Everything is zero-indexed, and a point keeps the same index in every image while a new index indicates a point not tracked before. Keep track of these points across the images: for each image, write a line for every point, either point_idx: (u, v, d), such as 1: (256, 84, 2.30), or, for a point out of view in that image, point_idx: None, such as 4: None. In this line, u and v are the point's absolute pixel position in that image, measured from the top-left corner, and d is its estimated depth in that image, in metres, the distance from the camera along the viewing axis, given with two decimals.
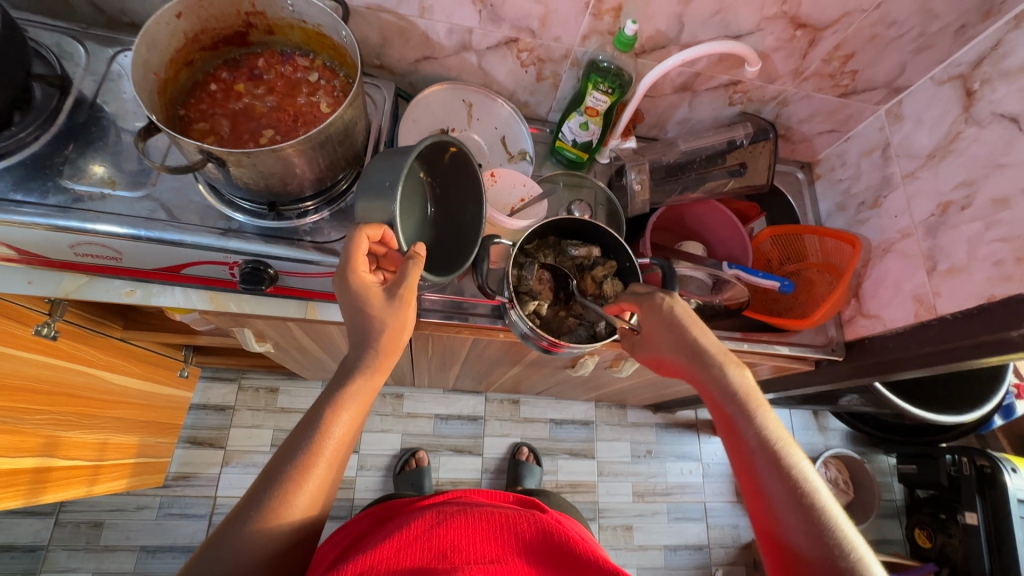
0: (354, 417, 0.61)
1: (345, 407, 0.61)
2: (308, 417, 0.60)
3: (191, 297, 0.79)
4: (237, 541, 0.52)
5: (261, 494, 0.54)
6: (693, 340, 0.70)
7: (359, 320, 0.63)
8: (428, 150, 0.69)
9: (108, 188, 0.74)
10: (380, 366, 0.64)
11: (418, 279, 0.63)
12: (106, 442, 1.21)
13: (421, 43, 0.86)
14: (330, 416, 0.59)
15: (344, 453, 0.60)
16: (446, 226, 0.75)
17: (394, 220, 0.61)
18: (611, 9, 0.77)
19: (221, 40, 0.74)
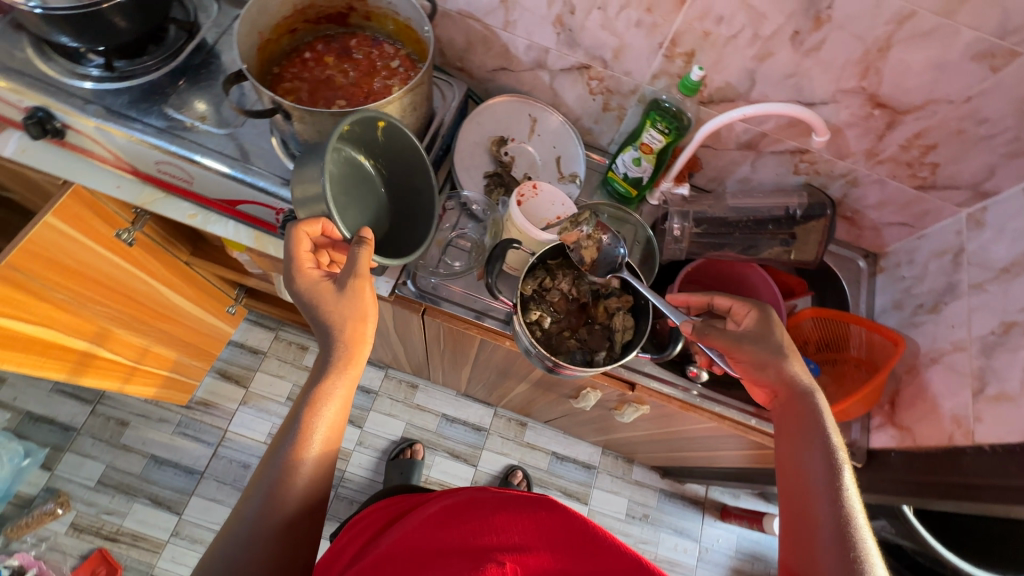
0: (332, 413, 0.67)
1: (320, 409, 0.66)
2: (288, 421, 0.65)
3: (240, 232, 0.88)
4: (237, 544, 0.59)
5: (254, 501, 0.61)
6: (787, 366, 0.72)
7: (322, 316, 0.68)
8: (361, 129, 0.73)
9: (196, 121, 0.84)
10: (351, 358, 0.69)
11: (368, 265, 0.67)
12: (148, 349, 1.34)
13: (500, 54, 0.92)
14: (306, 420, 0.65)
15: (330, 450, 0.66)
16: (404, 203, 0.81)
17: (329, 213, 0.65)
18: (683, 53, 0.79)
19: (324, 17, 0.83)
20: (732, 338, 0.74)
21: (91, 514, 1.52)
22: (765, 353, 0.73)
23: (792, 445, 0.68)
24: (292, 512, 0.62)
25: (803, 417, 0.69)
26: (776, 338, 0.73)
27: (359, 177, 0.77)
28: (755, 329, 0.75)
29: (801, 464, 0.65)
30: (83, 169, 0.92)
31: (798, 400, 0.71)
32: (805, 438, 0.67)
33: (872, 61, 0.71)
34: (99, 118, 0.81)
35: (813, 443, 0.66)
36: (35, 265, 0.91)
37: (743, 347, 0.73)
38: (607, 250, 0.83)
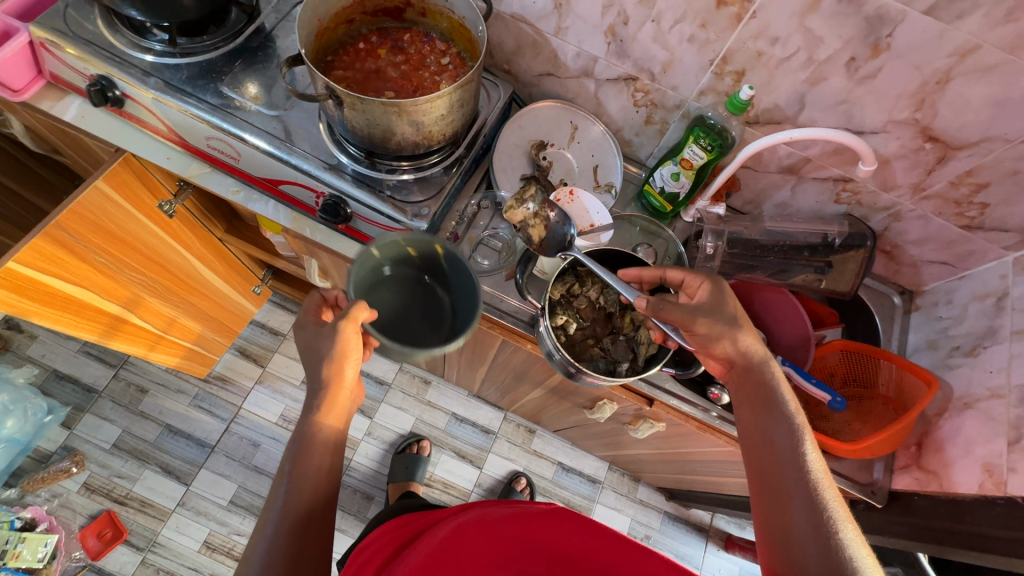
0: (321, 454, 0.69)
1: (309, 456, 0.68)
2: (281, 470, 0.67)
3: (279, 212, 0.89)
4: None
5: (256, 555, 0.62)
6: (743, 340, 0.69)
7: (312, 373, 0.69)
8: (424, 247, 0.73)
9: (248, 101, 0.86)
10: (331, 403, 0.70)
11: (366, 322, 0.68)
12: (174, 320, 1.37)
13: (548, 59, 0.92)
14: (296, 469, 0.67)
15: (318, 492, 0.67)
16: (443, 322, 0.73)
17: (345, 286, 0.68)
18: (733, 71, 0.79)
19: (381, 10, 0.85)
20: (688, 310, 0.68)
21: (104, 475, 1.56)
22: (721, 325, 0.68)
23: (753, 419, 0.67)
24: (296, 559, 0.62)
25: (762, 389, 0.68)
26: (733, 308, 0.69)
27: (409, 284, 0.75)
28: (708, 300, 0.69)
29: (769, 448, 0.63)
30: (137, 138, 0.95)
31: (755, 370, 0.69)
32: (765, 409, 0.66)
33: (929, 94, 0.70)
34: (157, 91, 0.84)
35: (772, 413, 0.66)
36: (81, 227, 0.94)
37: (698, 326, 0.68)
38: (556, 227, 0.82)
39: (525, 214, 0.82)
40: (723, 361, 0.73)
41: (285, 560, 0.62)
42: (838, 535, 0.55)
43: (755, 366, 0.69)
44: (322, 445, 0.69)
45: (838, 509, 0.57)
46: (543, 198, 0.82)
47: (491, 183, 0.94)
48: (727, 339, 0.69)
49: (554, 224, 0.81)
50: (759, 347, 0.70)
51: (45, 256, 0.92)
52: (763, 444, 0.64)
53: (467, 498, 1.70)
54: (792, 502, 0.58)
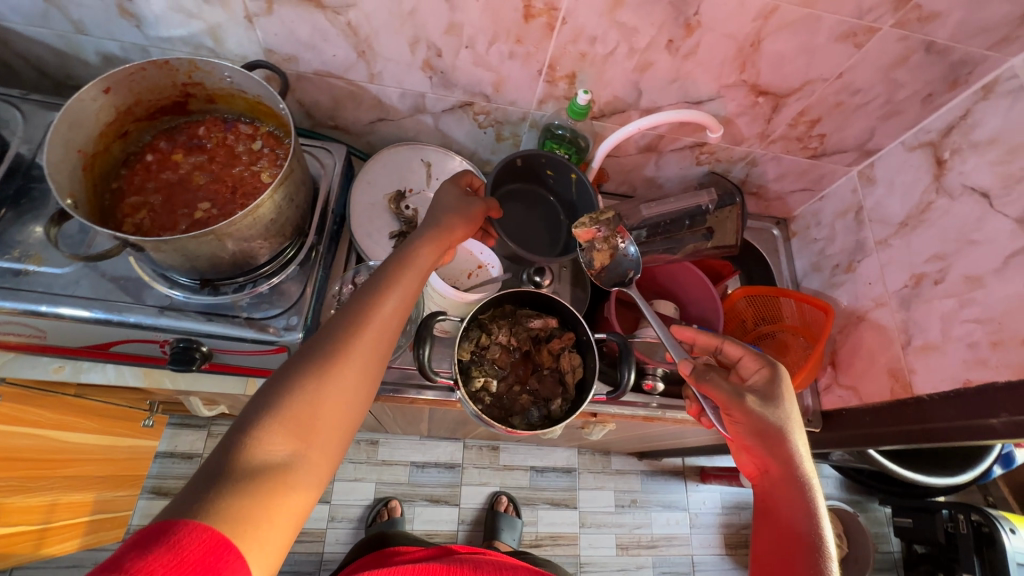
0: (409, 290, 0.59)
1: (395, 283, 0.58)
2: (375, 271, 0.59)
3: (123, 373, 0.75)
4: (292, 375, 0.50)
5: (296, 377, 0.49)
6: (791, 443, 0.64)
7: (431, 213, 0.67)
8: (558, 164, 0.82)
9: (32, 265, 0.70)
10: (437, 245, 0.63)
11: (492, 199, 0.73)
12: (55, 503, 1.16)
13: (374, 106, 0.84)
14: (381, 289, 0.57)
15: (391, 332, 0.56)
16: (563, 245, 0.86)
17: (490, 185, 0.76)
18: (564, 76, 0.75)
19: (158, 110, 0.72)
20: (731, 391, 0.68)
21: None
22: (765, 423, 0.65)
23: (778, 530, 0.60)
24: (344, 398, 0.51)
25: (795, 505, 0.60)
26: (778, 409, 0.66)
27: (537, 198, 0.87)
28: (761, 386, 0.70)
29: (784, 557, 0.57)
30: None
31: (794, 483, 0.62)
32: (794, 525, 0.59)
33: (747, 56, 0.71)
34: None
35: (802, 535, 0.58)
36: None
37: (747, 404, 0.66)
38: (620, 257, 0.85)
39: (595, 236, 0.83)
40: (760, 461, 0.66)
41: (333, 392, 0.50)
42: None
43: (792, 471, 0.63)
44: (420, 266, 0.61)
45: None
46: (616, 226, 0.84)
47: (359, 253, 0.85)
48: (766, 441, 0.65)
49: (620, 252, 0.85)
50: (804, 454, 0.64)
51: None
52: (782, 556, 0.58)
53: (455, 539, 1.65)
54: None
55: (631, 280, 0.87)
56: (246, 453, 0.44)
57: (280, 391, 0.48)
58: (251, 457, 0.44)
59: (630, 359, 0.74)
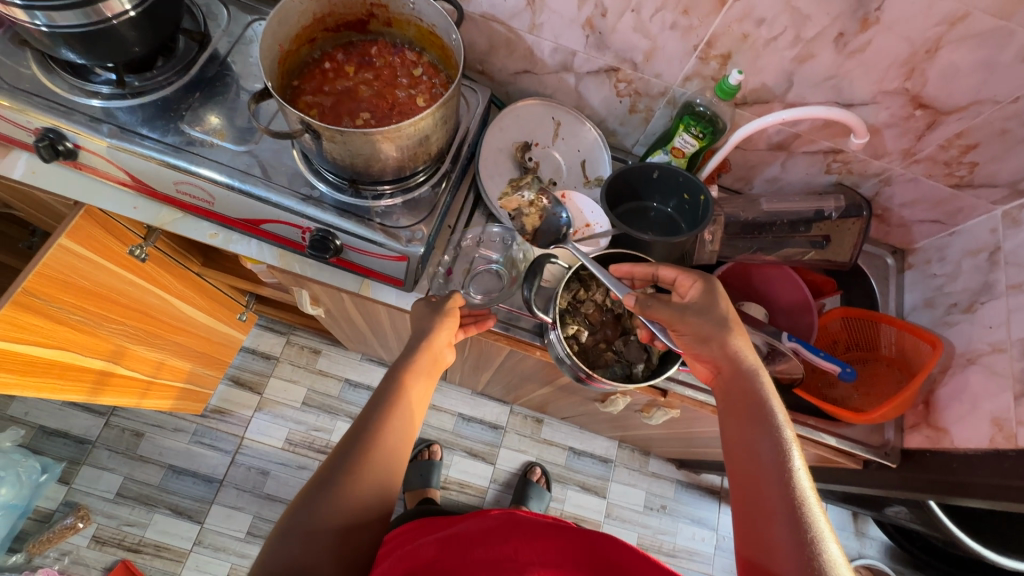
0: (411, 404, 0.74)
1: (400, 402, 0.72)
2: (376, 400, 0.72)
3: (264, 250, 0.86)
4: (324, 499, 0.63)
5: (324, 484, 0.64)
6: (734, 343, 0.69)
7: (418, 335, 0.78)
8: (689, 179, 0.85)
9: (215, 139, 0.81)
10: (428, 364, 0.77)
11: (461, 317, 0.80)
12: (163, 362, 1.31)
13: (524, 56, 0.88)
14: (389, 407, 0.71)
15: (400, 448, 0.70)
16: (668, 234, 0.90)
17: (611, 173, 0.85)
18: (719, 55, 0.76)
19: (343, 24, 0.80)
20: (674, 309, 0.70)
21: (112, 526, 1.52)
22: (710, 326, 0.69)
23: (741, 431, 0.65)
24: (361, 497, 0.64)
25: (748, 400, 0.66)
26: (723, 311, 0.69)
27: (669, 191, 0.90)
28: (700, 301, 0.70)
29: (745, 449, 0.63)
30: (101, 190, 0.85)
31: (744, 379, 0.67)
32: (752, 422, 0.64)
33: (918, 62, 0.69)
34: (113, 138, 0.77)
35: (759, 424, 0.64)
36: (51, 288, 0.90)
37: (687, 316, 0.69)
38: (550, 216, 0.83)
39: (519, 202, 0.84)
40: (711, 365, 0.72)
41: (352, 492, 0.64)
42: (822, 557, 0.53)
43: (741, 374, 0.68)
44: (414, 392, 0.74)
45: (824, 527, 0.56)
46: (539, 187, 0.84)
47: (480, 191, 0.91)
48: (713, 346, 0.69)
49: (546, 211, 0.83)
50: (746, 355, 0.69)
51: (15, 325, 0.87)
52: (746, 451, 0.63)
53: (484, 495, 1.71)
54: (776, 520, 0.57)
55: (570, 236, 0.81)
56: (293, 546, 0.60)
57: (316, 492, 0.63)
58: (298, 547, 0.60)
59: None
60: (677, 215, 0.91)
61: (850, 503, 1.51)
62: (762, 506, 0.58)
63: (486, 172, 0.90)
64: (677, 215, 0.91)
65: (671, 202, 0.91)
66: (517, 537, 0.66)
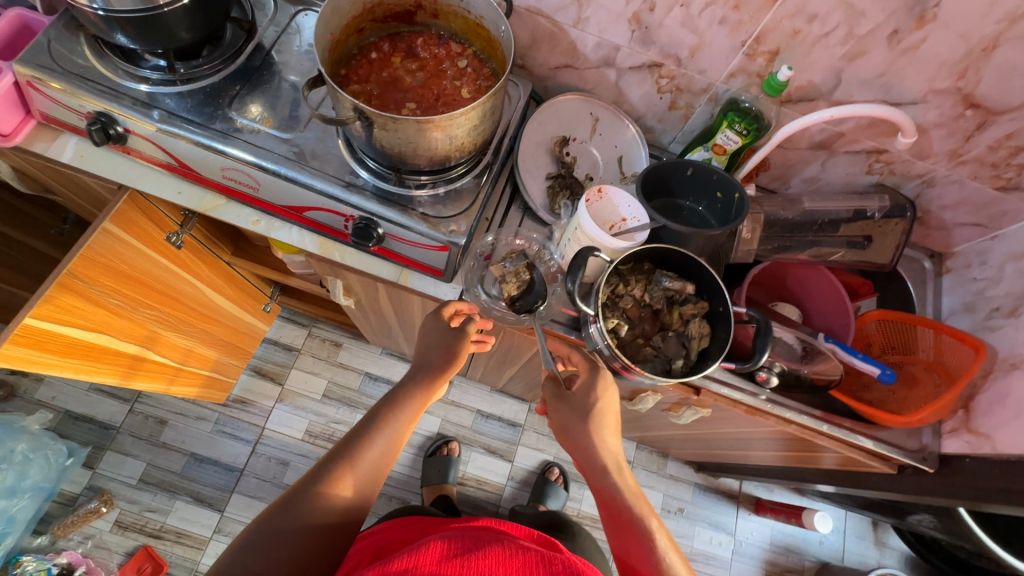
0: (401, 422, 0.81)
1: (389, 420, 0.80)
2: (367, 418, 0.80)
3: (305, 238, 0.86)
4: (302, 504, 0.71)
5: (302, 492, 0.72)
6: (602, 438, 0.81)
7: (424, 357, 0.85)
8: (726, 178, 0.84)
9: (263, 126, 0.82)
10: (427, 383, 0.84)
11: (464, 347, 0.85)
12: (191, 350, 1.32)
13: (566, 51, 0.89)
14: (380, 424, 0.80)
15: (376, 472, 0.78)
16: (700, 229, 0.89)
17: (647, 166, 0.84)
18: (766, 51, 0.76)
19: (391, 15, 0.81)
20: (555, 397, 0.83)
21: (134, 511, 1.54)
22: (575, 419, 0.81)
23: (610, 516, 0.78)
24: (335, 507, 0.72)
25: (611, 494, 0.79)
26: (595, 406, 0.80)
27: (703, 189, 0.89)
28: (579, 392, 0.81)
29: (617, 530, 0.76)
30: (146, 174, 0.86)
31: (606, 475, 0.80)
32: (618, 512, 0.77)
33: (973, 61, 0.68)
34: (163, 123, 0.78)
35: (625, 514, 0.77)
36: (93, 271, 0.91)
37: (561, 406, 0.82)
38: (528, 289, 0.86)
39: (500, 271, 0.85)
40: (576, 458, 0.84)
41: (326, 501, 0.72)
42: None
43: (601, 462, 0.81)
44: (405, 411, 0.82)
45: None
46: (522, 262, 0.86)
47: (518, 185, 0.91)
48: (581, 436, 0.81)
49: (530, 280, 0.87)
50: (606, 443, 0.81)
51: (59, 306, 0.88)
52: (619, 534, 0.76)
53: (501, 492, 1.70)
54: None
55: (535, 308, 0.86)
56: (261, 548, 0.67)
57: (289, 502, 0.71)
58: (265, 552, 0.67)
59: (768, 335, 0.76)
60: (708, 213, 0.90)
61: (874, 512, 1.49)
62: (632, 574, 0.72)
63: (524, 165, 0.91)
64: (708, 213, 0.90)
65: (704, 201, 0.91)
66: (496, 560, 0.62)
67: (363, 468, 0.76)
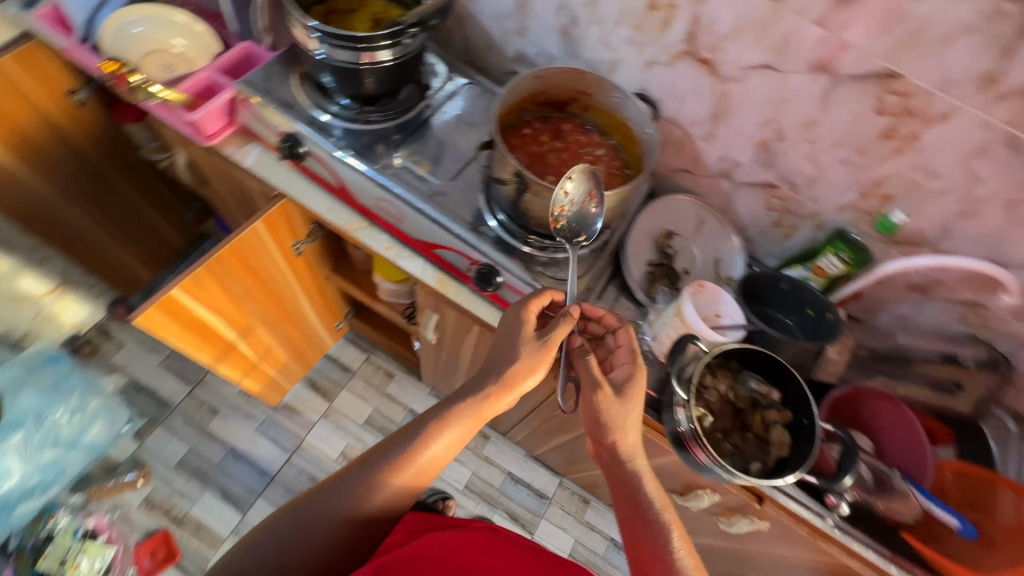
0: (452, 434, 0.74)
1: (442, 430, 0.74)
2: (416, 425, 0.75)
3: (426, 270, 0.95)
4: (330, 504, 0.68)
5: (331, 492, 0.69)
6: (620, 434, 0.76)
7: (490, 364, 0.78)
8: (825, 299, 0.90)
9: (422, 170, 0.94)
10: (491, 398, 0.76)
11: (531, 353, 0.76)
12: (271, 349, 1.40)
13: (689, 158, 0.98)
14: (428, 434, 0.73)
15: (424, 476, 0.73)
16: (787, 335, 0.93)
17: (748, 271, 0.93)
18: (881, 193, 0.83)
19: (549, 102, 0.93)
20: (593, 378, 0.77)
21: (166, 492, 1.56)
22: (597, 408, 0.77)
23: (626, 511, 0.74)
24: (366, 514, 0.69)
25: (627, 487, 0.75)
26: (620, 408, 0.76)
27: (793, 303, 0.94)
28: (623, 376, 0.79)
29: (643, 547, 0.69)
30: (308, 190, 0.99)
31: (623, 470, 0.76)
32: (643, 517, 0.71)
33: None
34: (341, 151, 0.92)
35: (643, 517, 0.71)
36: (233, 259, 1.02)
37: (599, 394, 0.77)
38: (584, 217, 0.82)
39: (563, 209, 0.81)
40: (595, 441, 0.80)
41: (357, 505, 0.68)
42: None
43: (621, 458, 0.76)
44: (458, 422, 0.75)
45: None
46: (587, 189, 0.81)
47: (620, 265, 0.99)
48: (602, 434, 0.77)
49: (583, 207, 0.82)
50: (628, 444, 0.77)
51: (198, 283, 0.99)
52: (636, 540, 0.71)
53: None
54: None
55: (578, 244, 0.84)
56: (284, 545, 0.66)
57: (318, 499, 0.69)
58: (289, 544, 0.66)
59: (855, 458, 0.82)
60: (795, 325, 0.94)
61: None
62: None
63: (628, 249, 0.99)
64: (794, 325, 0.94)
65: (792, 316, 0.95)
66: None
67: (404, 477, 0.71)
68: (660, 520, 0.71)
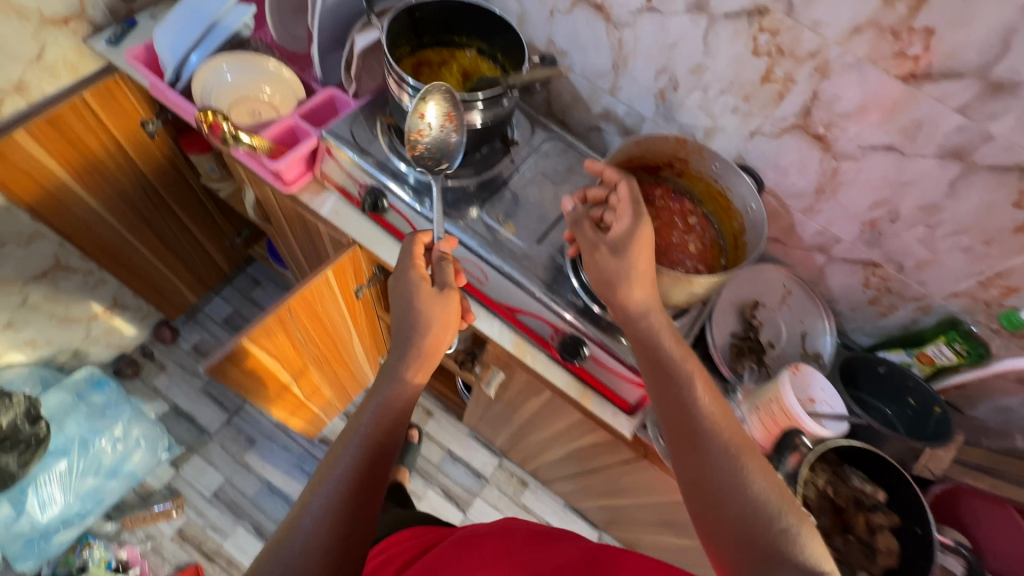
0: (389, 404, 0.71)
1: (381, 411, 0.70)
2: (358, 418, 0.70)
3: (504, 334, 0.91)
4: (302, 529, 0.58)
5: (298, 518, 0.60)
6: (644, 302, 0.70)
7: (408, 325, 0.76)
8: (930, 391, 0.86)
9: (506, 231, 0.89)
10: (416, 369, 0.74)
11: (439, 305, 0.75)
12: (319, 388, 1.37)
13: (783, 228, 0.94)
14: (368, 422, 0.69)
15: (384, 456, 0.67)
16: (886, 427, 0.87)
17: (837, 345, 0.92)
18: (1004, 285, 0.77)
19: (642, 166, 0.89)
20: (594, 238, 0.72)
21: (199, 525, 1.52)
22: (611, 264, 0.70)
23: (664, 393, 0.68)
24: (342, 519, 0.60)
25: (663, 368, 0.68)
26: (617, 265, 0.70)
27: (891, 394, 0.89)
28: (622, 233, 0.71)
29: (687, 431, 0.64)
30: (383, 242, 0.96)
31: (658, 348, 0.69)
32: (678, 403, 0.65)
33: None
34: (425, 208, 0.89)
35: (684, 403, 0.65)
36: (301, 307, 0.99)
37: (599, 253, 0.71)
38: (439, 141, 0.87)
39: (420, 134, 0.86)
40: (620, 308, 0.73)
41: (326, 522, 0.59)
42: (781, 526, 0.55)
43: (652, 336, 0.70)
44: (396, 395, 0.72)
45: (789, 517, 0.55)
46: (447, 110, 0.84)
47: (703, 334, 0.93)
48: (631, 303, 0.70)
49: (441, 134, 0.86)
50: (647, 302, 0.70)
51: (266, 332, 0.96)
52: (680, 427, 0.65)
53: None
54: (734, 500, 0.58)
55: (440, 171, 0.88)
56: None
57: (287, 534, 0.59)
58: None
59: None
60: (893, 417, 0.88)
61: None
62: (711, 478, 0.60)
63: (714, 319, 0.92)
64: (891, 417, 0.88)
65: (889, 408, 0.89)
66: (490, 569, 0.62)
67: (360, 463, 0.64)
68: (701, 406, 0.65)
